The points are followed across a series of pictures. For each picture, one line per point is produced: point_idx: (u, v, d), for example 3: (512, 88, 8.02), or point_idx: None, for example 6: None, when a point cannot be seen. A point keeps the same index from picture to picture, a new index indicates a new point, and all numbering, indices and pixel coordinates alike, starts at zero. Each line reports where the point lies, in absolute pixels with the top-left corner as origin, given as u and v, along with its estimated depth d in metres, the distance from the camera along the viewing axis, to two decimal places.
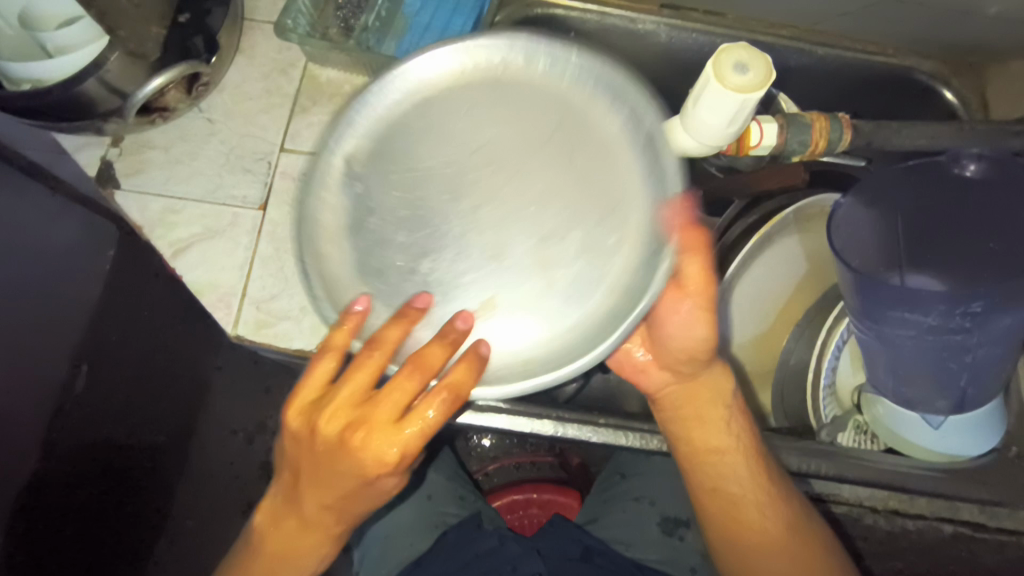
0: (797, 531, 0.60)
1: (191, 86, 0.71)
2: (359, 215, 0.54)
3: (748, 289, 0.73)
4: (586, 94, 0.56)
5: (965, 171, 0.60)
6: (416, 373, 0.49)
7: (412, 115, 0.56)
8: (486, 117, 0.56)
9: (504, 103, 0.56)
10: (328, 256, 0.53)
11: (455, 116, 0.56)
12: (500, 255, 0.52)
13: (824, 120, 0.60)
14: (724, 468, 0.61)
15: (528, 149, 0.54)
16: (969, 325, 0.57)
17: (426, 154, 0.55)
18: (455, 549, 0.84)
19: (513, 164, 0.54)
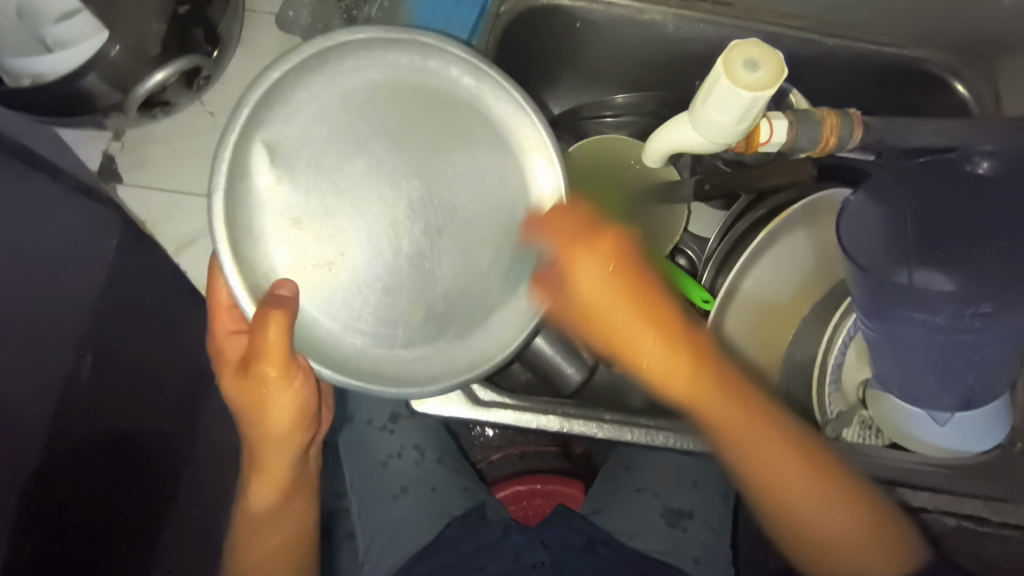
0: (834, 488, 0.60)
1: (193, 81, 0.69)
2: (293, 210, 0.57)
3: (757, 282, 0.73)
4: (492, 102, 0.61)
5: (980, 168, 0.61)
6: (280, 369, 0.60)
7: (327, 100, 0.59)
8: (365, 120, 0.59)
9: (343, 107, 0.59)
10: (251, 227, 0.57)
11: (309, 126, 0.58)
12: (371, 241, 0.58)
13: (835, 118, 0.58)
14: (766, 443, 0.59)
15: (421, 168, 0.59)
16: (978, 325, 0.57)
17: (291, 112, 0.58)
18: (460, 538, 0.85)
19: (416, 165, 0.59)
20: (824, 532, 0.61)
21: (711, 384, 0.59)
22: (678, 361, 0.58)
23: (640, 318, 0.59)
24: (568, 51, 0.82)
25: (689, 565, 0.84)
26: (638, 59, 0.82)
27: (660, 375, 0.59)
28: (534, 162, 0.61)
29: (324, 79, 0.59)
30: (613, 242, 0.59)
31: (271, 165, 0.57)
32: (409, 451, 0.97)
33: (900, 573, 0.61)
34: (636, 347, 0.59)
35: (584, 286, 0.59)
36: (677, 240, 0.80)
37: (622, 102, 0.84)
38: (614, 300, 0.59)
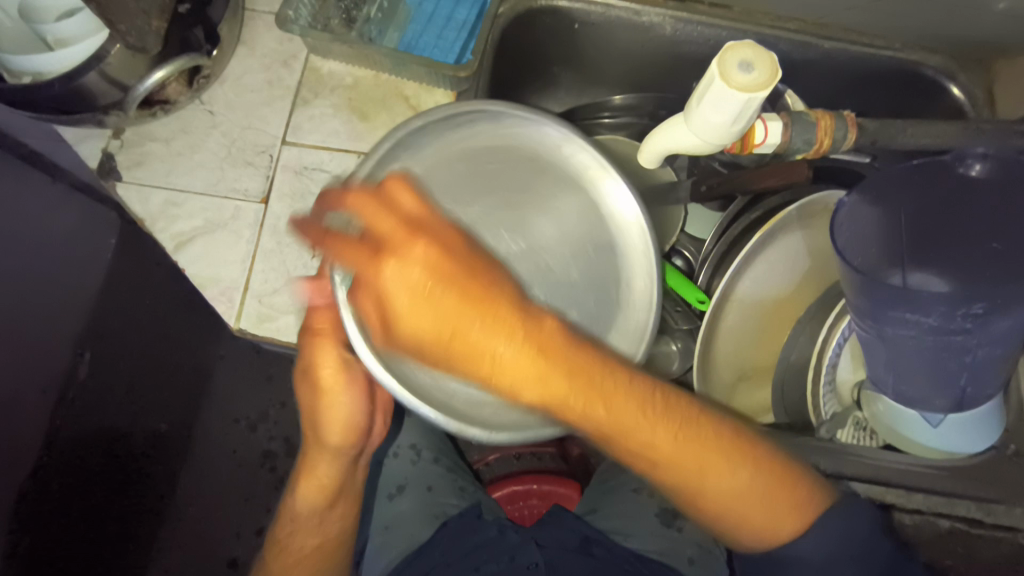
0: (759, 467, 0.52)
1: (193, 80, 0.71)
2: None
3: (752, 283, 0.73)
4: (570, 155, 0.63)
5: (972, 170, 0.60)
6: (330, 362, 0.62)
7: (457, 157, 0.62)
8: (475, 177, 0.62)
9: (463, 161, 0.62)
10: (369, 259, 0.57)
11: (440, 169, 0.61)
12: (472, 283, 0.58)
13: (829, 119, 0.58)
14: (651, 430, 0.50)
15: (516, 212, 0.62)
16: (970, 326, 0.57)
17: (431, 155, 0.61)
18: (455, 537, 0.85)
19: (513, 219, 0.61)
20: (722, 493, 0.52)
21: (591, 390, 0.48)
22: (525, 345, 0.46)
23: (482, 332, 0.46)
24: (567, 52, 0.82)
25: (684, 566, 0.84)
26: (636, 60, 0.83)
27: (501, 371, 0.47)
28: (608, 189, 0.63)
29: (454, 127, 0.62)
30: (426, 253, 0.47)
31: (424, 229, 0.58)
32: (405, 450, 0.96)
33: (797, 518, 0.52)
34: (479, 359, 0.47)
35: (395, 285, 0.47)
36: (672, 241, 0.81)
37: (620, 103, 0.84)
38: (443, 304, 0.46)
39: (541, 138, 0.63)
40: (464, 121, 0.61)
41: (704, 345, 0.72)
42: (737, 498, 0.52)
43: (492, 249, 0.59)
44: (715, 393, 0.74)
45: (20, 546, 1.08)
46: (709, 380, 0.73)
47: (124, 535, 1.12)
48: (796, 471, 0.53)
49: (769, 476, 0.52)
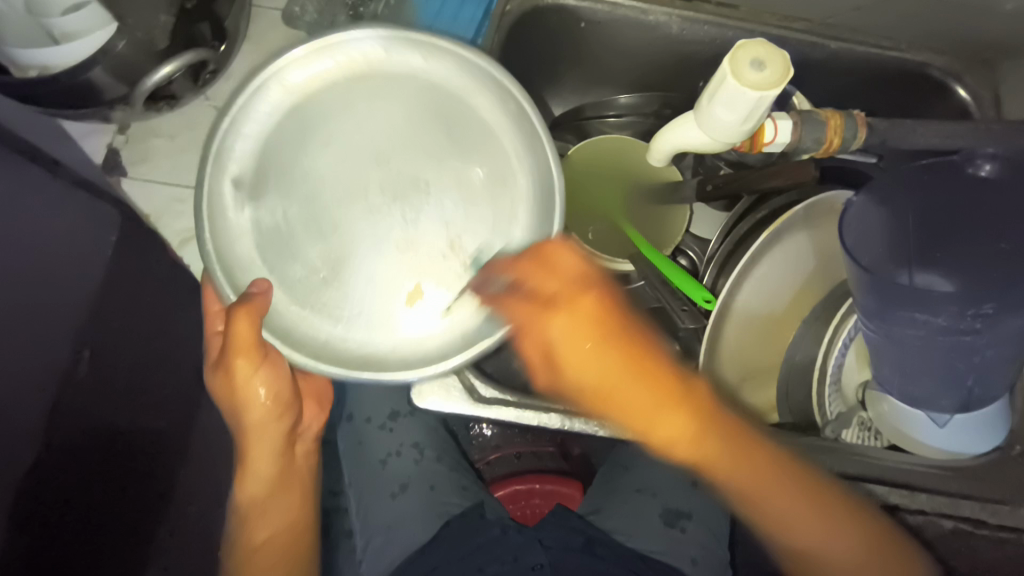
0: (860, 531, 0.59)
1: (198, 74, 0.69)
2: (269, 234, 0.60)
3: (759, 282, 0.72)
4: (431, 68, 0.63)
5: (981, 171, 0.60)
6: (242, 349, 0.59)
7: (284, 125, 0.61)
8: (302, 134, 0.61)
9: (295, 124, 0.61)
10: (232, 238, 0.59)
11: (288, 143, 0.61)
12: (365, 221, 0.61)
13: (838, 119, 0.57)
14: (756, 467, 0.59)
15: (391, 156, 0.62)
16: (979, 326, 0.57)
17: (259, 138, 0.61)
18: (458, 537, 0.85)
19: (385, 158, 0.62)
20: (813, 540, 0.59)
21: (710, 425, 0.58)
22: (661, 388, 0.58)
23: (649, 382, 0.57)
24: (573, 51, 0.82)
25: (687, 565, 0.84)
26: (642, 59, 0.83)
27: (655, 413, 0.57)
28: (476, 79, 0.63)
29: (271, 93, 0.61)
30: (589, 304, 0.57)
31: (278, 180, 0.61)
32: (408, 449, 0.97)
33: (896, 564, 0.58)
34: (615, 407, 0.58)
35: (561, 346, 0.57)
36: (677, 241, 0.81)
37: (625, 103, 0.85)
38: (611, 358, 0.57)
39: (387, 62, 0.63)
40: (329, 57, 0.61)
41: (710, 344, 0.71)
42: (825, 545, 0.59)
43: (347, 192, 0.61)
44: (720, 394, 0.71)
45: (17, 545, 1.07)
46: (714, 380, 0.71)
47: (124, 534, 1.11)
48: (846, 504, 0.60)
49: (868, 538, 0.59)
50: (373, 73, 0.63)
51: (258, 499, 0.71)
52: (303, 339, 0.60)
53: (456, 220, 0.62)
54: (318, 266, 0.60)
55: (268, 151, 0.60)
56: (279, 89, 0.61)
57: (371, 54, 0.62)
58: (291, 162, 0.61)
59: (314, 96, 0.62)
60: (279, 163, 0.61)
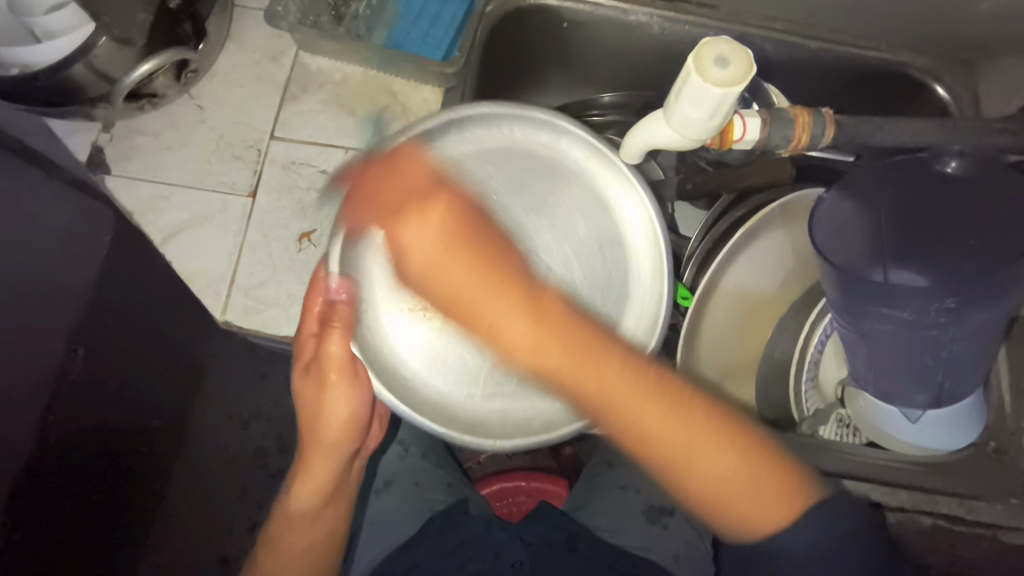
0: (753, 455, 0.45)
1: (180, 73, 0.71)
2: (389, 278, 0.63)
3: (737, 281, 0.74)
4: (599, 171, 0.69)
5: (948, 168, 0.61)
6: (335, 369, 0.66)
7: (459, 170, 0.65)
8: (514, 171, 0.68)
9: (493, 164, 0.67)
10: (372, 290, 0.64)
11: (469, 174, 0.66)
12: (475, 301, 0.64)
13: (807, 115, 0.57)
14: (671, 424, 0.44)
15: (522, 195, 0.67)
16: (946, 320, 0.58)
17: (443, 161, 0.64)
18: (441, 534, 0.86)
19: (535, 203, 0.67)
20: (714, 473, 0.44)
21: (579, 344, 0.43)
22: (501, 291, 0.44)
23: (473, 276, 0.45)
24: (556, 51, 0.83)
25: (669, 562, 0.85)
26: (624, 59, 0.84)
27: (546, 350, 0.43)
28: (621, 199, 0.68)
29: (460, 140, 0.66)
30: (442, 201, 0.47)
31: (374, 247, 0.62)
32: (392, 446, 0.97)
33: (792, 500, 0.46)
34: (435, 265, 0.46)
35: (401, 189, 0.47)
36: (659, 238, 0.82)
37: (610, 102, 0.85)
38: (458, 252, 0.46)
39: (571, 158, 0.69)
40: (469, 136, 0.67)
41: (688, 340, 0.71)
42: (737, 503, 0.45)
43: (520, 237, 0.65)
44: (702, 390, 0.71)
45: None
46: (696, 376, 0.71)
47: (130, 526, 1.17)
48: (755, 431, 0.47)
49: (755, 468, 0.45)
50: (524, 145, 0.68)
51: (320, 496, 0.71)
52: (383, 366, 0.63)
53: (586, 280, 0.67)
54: (446, 357, 0.65)
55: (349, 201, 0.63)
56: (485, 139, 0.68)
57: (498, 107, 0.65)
58: (419, 194, 0.65)
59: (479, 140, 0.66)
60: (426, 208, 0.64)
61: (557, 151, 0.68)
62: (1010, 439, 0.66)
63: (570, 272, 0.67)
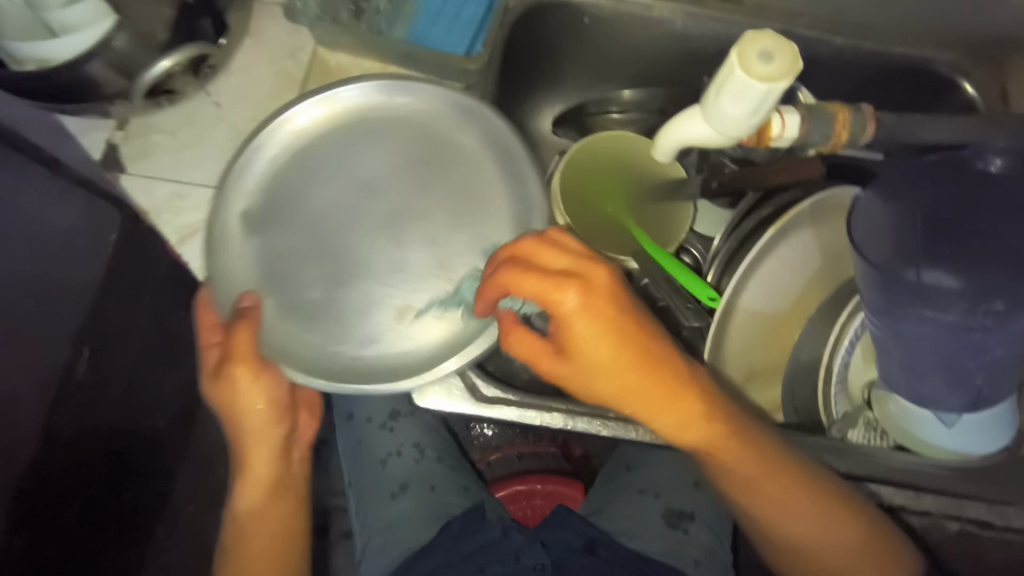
0: (855, 524, 0.61)
1: (199, 70, 0.67)
2: (278, 237, 0.65)
3: (763, 280, 0.71)
4: (434, 125, 0.69)
5: (991, 165, 0.60)
6: (240, 362, 0.60)
7: (276, 144, 0.66)
8: (319, 149, 0.67)
9: (308, 150, 0.67)
10: (219, 250, 0.64)
11: (269, 151, 0.66)
12: (426, 260, 0.65)
13: (847, 112, 0.54)
14: (747, 463, 0.59)
15: (377, 174, 0.67)
16: (989, 324, 0.57)
17: (250, 147, 0.65)
18: (459, 538, 0.84)
19: (376, 179, 0.67)
20: (788, 520, 0.61)
21: (722, 422, 0.58)
22: (678, 391, 0.56)
23: (659, 384, 0.55)
24: (576, 46, 0.83)
25: (690, 566, 0.84)
26: (646, 55, 0.83)
27: (678, 413, 0.56)
28: (424, 145, 0.68)
29: (290, 120, 0.66)
30: (584, 297, 0.53)
31: (236, 205, 0.65)
32: (408, 449, 0.96)
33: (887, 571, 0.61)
34: (603, 372, 0.55)
35: (586, 353, 0.54)
36: (682, 238, 0.81)
37: (629, 99, 0.84)
38: (630, 368, 0.54)
39: (371, 109, 0.68)
40: (363, 95, 0.67)
41: (714, 341, 0.70)
42: (807, 531, 0.61)
43: (337, 214, 0.66)
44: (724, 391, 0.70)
45: None
46: (718, 376, 0.70)
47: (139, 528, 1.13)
48: (856, 504, 0.62)
49: (857, 538, 0.61)
50: (406, 121, 0.69)
51: (269, 489, 0.66)
52: (290, 344, 0.63)
53: (403, 250, 0.66)
54: (294, 240, 0.66)
55: (264, 187, 0.66)
56: (287, 130, 0.67)
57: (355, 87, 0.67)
58: (269, 168, 0.66)
59: (350, 117, 0.68)
60: (252, 176, 0.65)
61: (350, 113, 0.68)
62: None
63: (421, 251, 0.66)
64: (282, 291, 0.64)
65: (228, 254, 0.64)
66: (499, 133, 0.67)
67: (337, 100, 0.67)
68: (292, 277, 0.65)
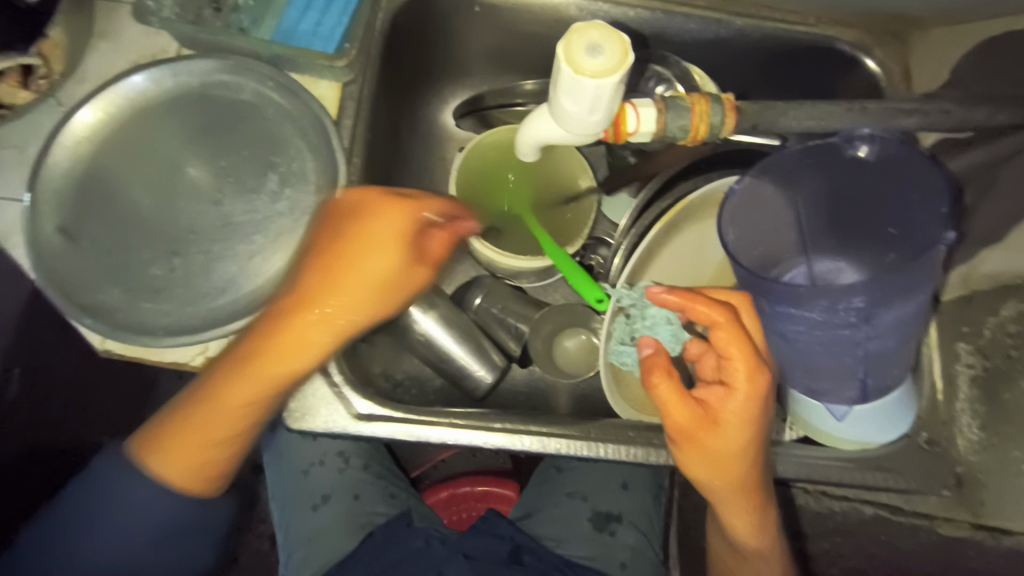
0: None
1: (29, 80, 0.63)
2: (115, 217, 0.63)
3: (661, 276, 0.71)
4: (236, 93, 0.67)
5: (858, 153, 0.56)
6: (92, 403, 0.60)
7: (91, 134, 0.64)
8: (143, 133, 0.65)
9: (128, 133, 0.65)
10: (49, 242, 0.61)
11: (93, 141, 0.64)
12: (261, 222, 0.64)
13: (702, 104, 0.51)
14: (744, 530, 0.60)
15: (198, 146, 0.66)
16: (855, 319, 0.54)
17: (72, 139, 0.63)
18: (381, 550, 0.82)
19: (212, 148, 0.66)
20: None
21: (753, 503, 0.58)
22: (740, 473, 0.55)
23: (730, 465, 0.55)
24: (472, 35, 0.79)
25: (616, 570, 0.83)
26: (545, 43, 0.79)
27: (731, 492, 0.57)
28: (250, 110, 0.67)
29: (105, 108, 0.65)
30: (761, 394, 0.53)
31: (63, 195, 0.62)
32: (332, 458, 0.94)
33: None
34: (730, 450, 0.54)
35: (729, 432, 0.54)
36: (587, 232, 0.77)
37: (532, 89, 0.79)
38: (741, 443, 0.54)
39: (153, 84, 0.66)
40: (147, 78, 0.65)
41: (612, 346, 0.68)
42: None
43: (167, 194, 0.64)
44: (628, 391, 0.71)
45: None
46: (621, 377, 0.70)
47: None
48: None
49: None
50: (199, 92, 0.67)
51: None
52: (125, 321, 0.60)
53: (242, 214, 0.64)
54: (124, 224, 0.63)
55: (89, 182, 0.63)
56: (88, 120, 0.64)
57: (162, 68, 0.66)
58: (94, 155, 0.64)
59: (169, 97, 0.66)
60: (76, 167, 0.63)
61: (168, 92, 0.66)
62: (942, 430, 0.64)
63: (257, 210, 0.65)
64: (122, 283, 0.61)
65: (55, 259, 0.60)
66: (283, 83, 0.66)
67: (116, 92, 0.65)
68: (126, 261, 0.62)
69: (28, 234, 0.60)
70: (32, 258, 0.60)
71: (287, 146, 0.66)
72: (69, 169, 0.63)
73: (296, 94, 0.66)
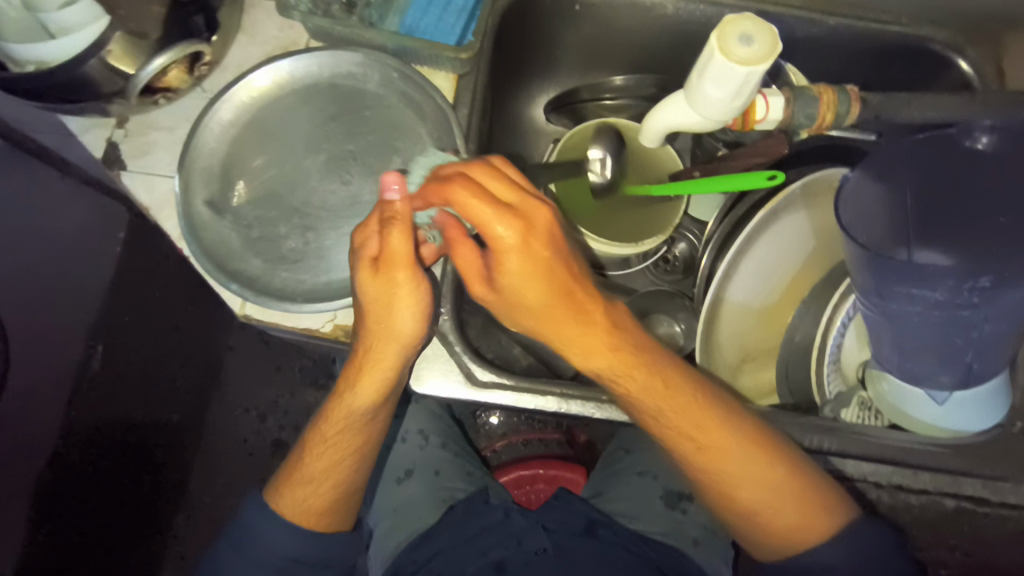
0: (812, 505, 0.60)
1: (194, 67, 0.69)
2: (253, 193, 0.69)
3: (757, 262, 0.73)
4: (363, 84, 0.72)
5: (979, 143, 0.62)
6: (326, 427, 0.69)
7: (234, 118, 0.70)
8: (279, 118, 0.71)
9: (265, 117, 0.71)
10: (199, 215, 0.67)
11: (236, 124, 0.70)
12: None
13: (831, 95, 0.64)
14: (656, 393, 0.62)
15: (327, 131, 0.71)
16: (977, 301, 0.58)
17: (219, 123, 0.69)
18: (463, 522, 0.86)
19: (340, 133, 0.71)
20: (748, 501, 0.62)
21: (656, 375, 0.62)
22: (543, 308, 0.59)
23: (556, 308, 0.60)
24: (569, 33, 0.83)
25: (690, 545, 0.85)
26: (639, 40, 0.82)
27: (590, 350, 0.61)
28: (375, 99, 0.72)
29: (247, 95, 0.70)
30: (518, 229, 0.56)
31: (209, 171, 0.68)
32: (412, 435, 0.98)
33: (825, 525, 0.60)
34: (526, 294, 0.59)
35: (510, 276, 0.58)
36: (678, 220, 0.80)
37: (620, 84, 0.83)
38: (527, 279, 0.58)
39: (290, 74, 0.71)
40: (285, 69, 0.71)
41: (707, 326, 0.72)
42: (775, 516, 0.61)
43: (299, 174, 0.70)
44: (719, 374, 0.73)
45: (37, 539, 1.07)
46: (712, 359, 0.73)
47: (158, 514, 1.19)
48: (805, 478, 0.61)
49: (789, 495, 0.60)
50: (329, 80, 0.72)
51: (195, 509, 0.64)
52: (267, 288, 0.65)
53: (366, 195, 0.69)
54: (261, 201, 0.68)
55: (231, 162, 0.69)
56: (232, 105, 0.70)
57: (299, 59, 0.71)
58: (236, 137, 0.70)
59: (303, 86, 0.72)
60: (220, 146, 0.69)
61: (302, 81, 0.71)
62: None
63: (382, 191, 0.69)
64: (262, 254, 0.67)
65: (203, 229, 0.66)
66: (408, 75, 0.71)
67: (257, 80, 0.70)
68: (264, 234, 0.67)
69: (181, 205, 0.66)
70: (184, 227, 0.66)
71: (410, 135, 0.71)
72: (215, 148, 0.69)
73: (420, 85, 0.71)
